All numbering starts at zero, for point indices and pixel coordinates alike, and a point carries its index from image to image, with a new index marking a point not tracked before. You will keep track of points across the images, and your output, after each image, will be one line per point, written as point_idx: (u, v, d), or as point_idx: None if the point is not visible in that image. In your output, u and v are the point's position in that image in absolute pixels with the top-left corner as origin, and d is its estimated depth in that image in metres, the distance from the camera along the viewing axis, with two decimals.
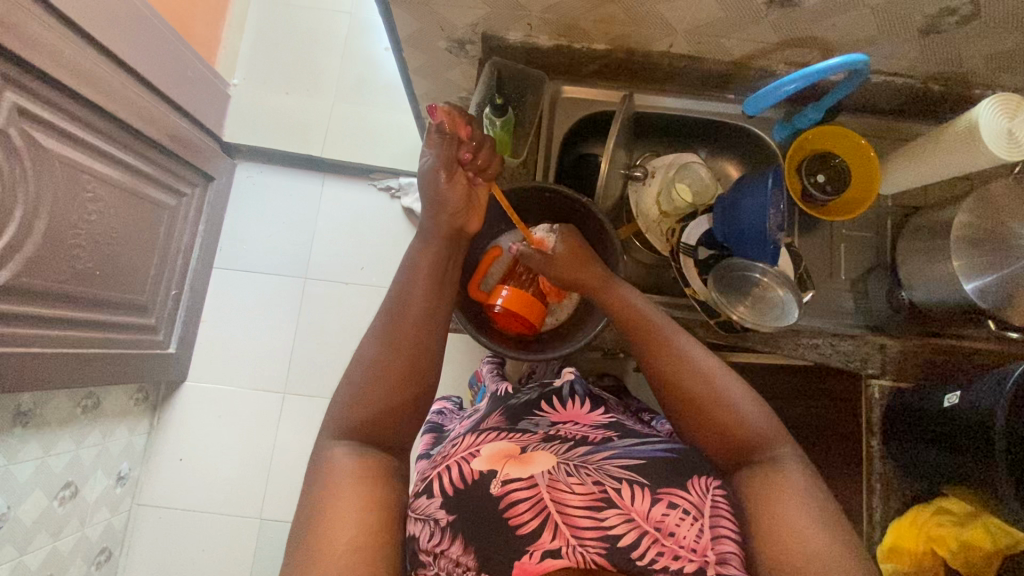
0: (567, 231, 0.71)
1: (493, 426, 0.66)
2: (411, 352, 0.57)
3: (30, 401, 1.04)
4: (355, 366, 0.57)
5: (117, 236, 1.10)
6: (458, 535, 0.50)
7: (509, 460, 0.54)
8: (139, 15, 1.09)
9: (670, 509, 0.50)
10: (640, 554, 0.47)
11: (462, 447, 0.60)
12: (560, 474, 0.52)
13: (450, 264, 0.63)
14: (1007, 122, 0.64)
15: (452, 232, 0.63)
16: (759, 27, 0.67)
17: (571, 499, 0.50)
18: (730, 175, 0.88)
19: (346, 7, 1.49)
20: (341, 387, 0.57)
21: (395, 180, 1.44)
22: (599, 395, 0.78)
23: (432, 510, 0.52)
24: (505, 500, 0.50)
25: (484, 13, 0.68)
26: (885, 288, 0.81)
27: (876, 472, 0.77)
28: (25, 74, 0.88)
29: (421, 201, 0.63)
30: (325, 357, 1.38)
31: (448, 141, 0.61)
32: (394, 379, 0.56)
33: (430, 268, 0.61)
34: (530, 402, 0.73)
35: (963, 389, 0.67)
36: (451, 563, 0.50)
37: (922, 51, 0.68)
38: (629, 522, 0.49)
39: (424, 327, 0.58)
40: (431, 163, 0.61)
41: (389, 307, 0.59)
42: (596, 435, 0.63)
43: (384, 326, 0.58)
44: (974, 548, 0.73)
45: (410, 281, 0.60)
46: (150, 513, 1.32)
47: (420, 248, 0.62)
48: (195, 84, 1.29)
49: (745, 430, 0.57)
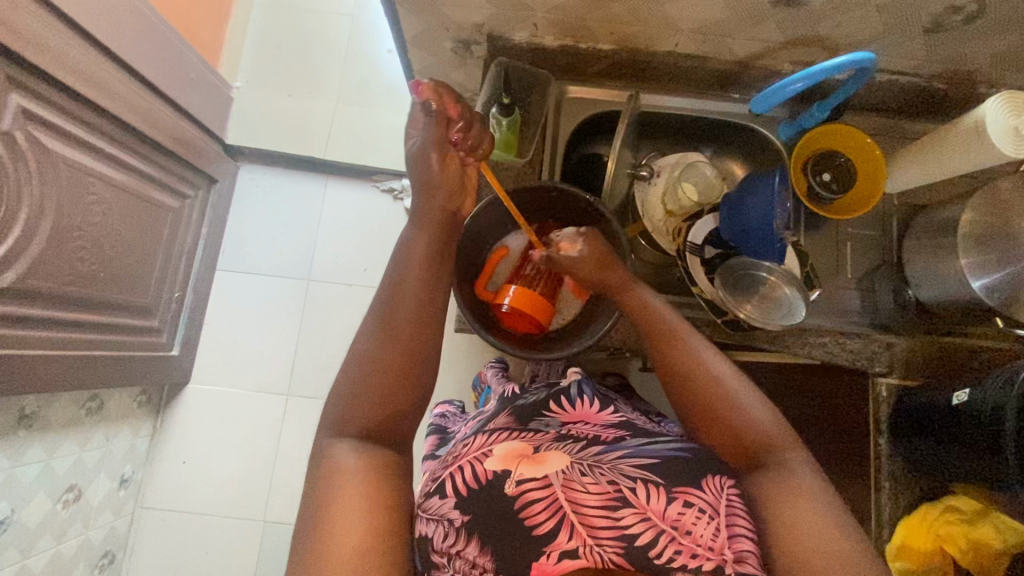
0: (592, 234, 0.68)
1: (503, 426, 0.66)
2: (409, 349, 0.56)
3: (33, 404, 1.04)
4: (352, 360, 0.56)
5: (121, 238, 1.10)
6: (474, 536, 0.50)
7: (522, 459, 0.54)
8: (142, 18, 1.09)
9: (686, 508, 0.50)
10: (658, 553, 0.47)
11: (474, 446, 0.60)
12: (574, 474, 0.52)
13: (444, 250, 0.62)
14: (1013, 119, 0.64)
15: (445, 215, 0.62)
16: (765, 26, 0.67)
17: (587, 499, 0.49)
18: (736, 175, 0.87)
19: (347, 10, 1.50)
20: (341, 384, 0.56)
21: (398, 181, 1.45)
22: (607, 396, 0.78)
23: (445, 510, 0.52)
24: (520, 500, 0.50)
25: (490, 13, 0.68)
26: (891, 287, 0.81)
27: (884, 471, 0.77)
28: (29, 76, 0.87)
29: (413, 185, 0.62)
30: (328, 359, 1.37)
31: (436, 119, 0.60)
32: (392, 376, 0.55)
33: (424, 253, 0.60)
34: (538, 402, 0.73)
35: (972, 387, 0.66)
36: (467, 564, 0.50)
37: (927, 50, 0.68)
38: (645, 521, 0.48)
39: (421, 321, 0.57)
40: (422, 146, 0.60)
41: (383, 294, 0.58)
42: (608, 434, 0.62)
43: (379, 319, 0.57)
44: (982, 547, 0.72)
45: (404, 274, 0.58)
46: (153, 516, 1.31)
47: (412, 238, 0.61)
48: (198, 86, 1.29)
49: (752, 431, 0.57)
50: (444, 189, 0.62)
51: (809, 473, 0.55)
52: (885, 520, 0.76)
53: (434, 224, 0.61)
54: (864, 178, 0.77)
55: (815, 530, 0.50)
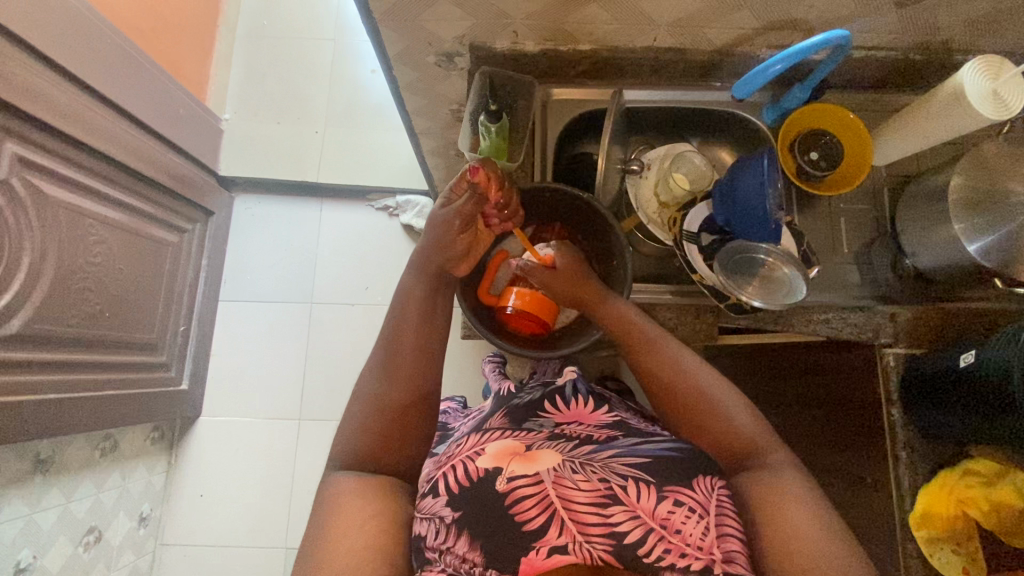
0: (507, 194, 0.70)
1: (497, 426, 0.66)
2: (409, 387, 0.58)
3: (48, 448, 1.05)
4: (356, 405, 0.58)
5: (123, 277, 1.11)
6: (464, 531, 0.50)
7: (514, 457, 0.54)
8: (125, 58, 1.11)
9: (676, 507, 0.50)
10: (647, 551, 0.48)
11: (466, 447, 0.60)
12: (565, 471, 0.52)
13: (434, 304, 0.63)
14: (991, 82, 0.65)
15: (436, 272, 0.65)
16: (739, 14, 0.68)
17: (577, 496, 0.49)
18: (726, 162, 0.90)
19: (329, 35, 1.52)
20: (343, 427, 0.57)
21: (392, 199, 1.46)
22: (602, 394, 0.78)
23: (437, 508, 0.52)
24: (510, 497, 0.50)
25: (469, 24, 0.69)
26: (889, 256, 0.82)
27: (899, 441, 0.75)
28: (22, 124, 0.89)
29: (425, 240, 0.66)
30: (338, 379, 1.38)
31: (476, 196, 0.66)
32: (396, 414, 0.57)
33: (420, 301, 0.63)
34: (533, 402, 0.73)
35: (977, 348, 0.64)
36: (457, 560, 0.50)
37: (900, 22, 0.70)
38: (634, 519, 0.49)
39: (419, 363, 0.59)
40: (446, 215, 0.65)
41: (385, 341, 0.60)
42: (600, 434, 0.63)
43: (381, 361, 0.59)
44: (1005, 509, 0.68)
45: (403, 315, 0.61)
46: (174, 554, 1.30)
47: (410, 287, 0.64)
48: (187, 121, 1.30)
49: (738, 437, 0.58)
50: (453, 250, 0.65)
51: (788, 459, 0.56)
52: (905, 491, 0.74)
53: (430, 277, 0.64)
54: (852, 153, 0.79)
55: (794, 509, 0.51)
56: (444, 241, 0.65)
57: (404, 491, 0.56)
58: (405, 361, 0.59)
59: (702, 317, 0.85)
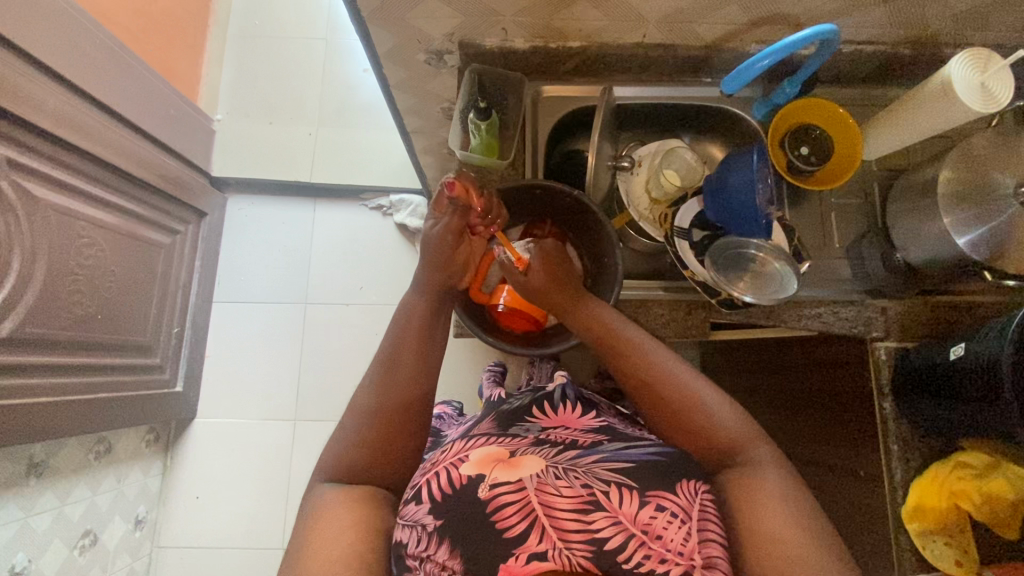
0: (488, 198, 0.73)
1: (484, 431, 0.67)
2: (407, 398, 0.58)
3: (41, 452, 1.05)
4: (350, 417, 0.57)
5: (115, 279, 1.11)
6: (444, 539, 0.50)
7: (497, 464, 0.55)
8: (115, 60, 1.11)
9: (658, 512, 0.50)
10: (626, 557, 0.47)
11: (451, 453, 0.60)
12: (548, 478, 0.52)
13: (436, 318, 0.64)
14: (978, 75, 0.66)
15: (443, 287, 0.67)
16: (728, 9, 0.68)
17: (560, 502, 0.50)
18: (716, 157, 0.90)
19: (321, 34, 1.51)
20: (337, 438, 0.57)
21: (385, 198, 1.46)
22: (591, 399, 0.78)
23: (419, 516, 0.52)
24: (492, 504, 0.50)
25: (458, 21, 0.69)
26: (879, 254, 0.79)
27: (893, 434, 0.74)
28: (11, 127, 0.88)
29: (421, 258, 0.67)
30: (333, 379, 1.38)
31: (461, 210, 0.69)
32: (391, 424, 0.56)
33: (421, 319, 0.63)
34: (521, 408, 0.74)
35: (967, 341, 0.65)
36: (436, 567, 0.50)
37: (888, 17, 0.70)
38: (616, 525, 0.49)
39: (417, 374, 0.59)
40: (440, 231, 0.67)
41: (383, 354, 0.60)
42: (586, 439, 0.63)
43: (378, 372, 0.59)
44: (997, 501, 0.67)
45: (402, 333, 0.61)
46: (171, 556, 1.30)
47: (412, 303, 0.64)
48: (178, 123, 1.30)
49: (720, 432, 0.57)
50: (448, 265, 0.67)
51: (776, 457, 0.56)
52: (897, 484, 0.73)
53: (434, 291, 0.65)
54: (842, 148, 0.79)
55: (780, 507, 0.50)
56: (440, 255, 0.67)
57: (391, 495, 0.56)
58: (404, 372, 0.59)
59: (694, 313, 0.83)
